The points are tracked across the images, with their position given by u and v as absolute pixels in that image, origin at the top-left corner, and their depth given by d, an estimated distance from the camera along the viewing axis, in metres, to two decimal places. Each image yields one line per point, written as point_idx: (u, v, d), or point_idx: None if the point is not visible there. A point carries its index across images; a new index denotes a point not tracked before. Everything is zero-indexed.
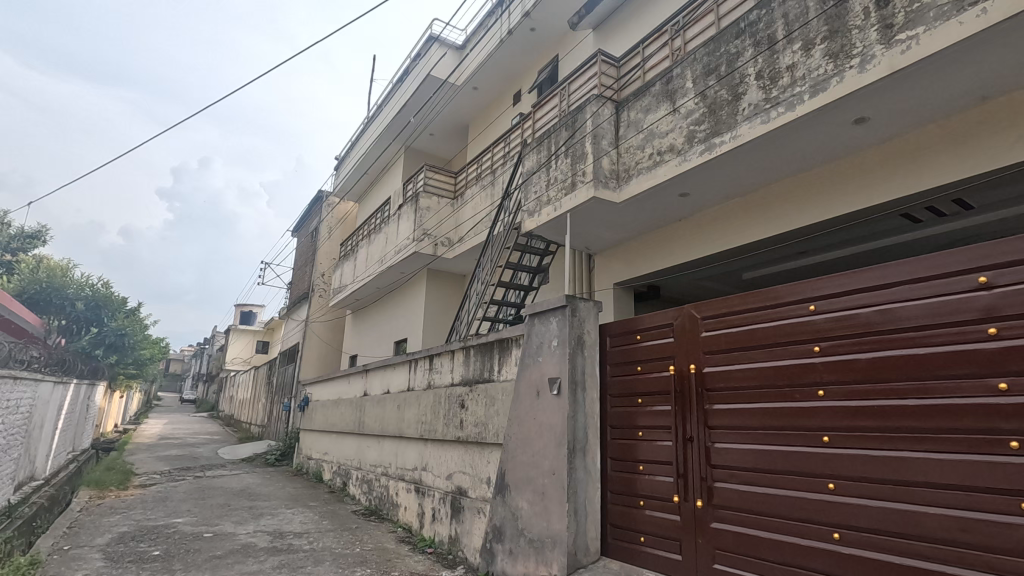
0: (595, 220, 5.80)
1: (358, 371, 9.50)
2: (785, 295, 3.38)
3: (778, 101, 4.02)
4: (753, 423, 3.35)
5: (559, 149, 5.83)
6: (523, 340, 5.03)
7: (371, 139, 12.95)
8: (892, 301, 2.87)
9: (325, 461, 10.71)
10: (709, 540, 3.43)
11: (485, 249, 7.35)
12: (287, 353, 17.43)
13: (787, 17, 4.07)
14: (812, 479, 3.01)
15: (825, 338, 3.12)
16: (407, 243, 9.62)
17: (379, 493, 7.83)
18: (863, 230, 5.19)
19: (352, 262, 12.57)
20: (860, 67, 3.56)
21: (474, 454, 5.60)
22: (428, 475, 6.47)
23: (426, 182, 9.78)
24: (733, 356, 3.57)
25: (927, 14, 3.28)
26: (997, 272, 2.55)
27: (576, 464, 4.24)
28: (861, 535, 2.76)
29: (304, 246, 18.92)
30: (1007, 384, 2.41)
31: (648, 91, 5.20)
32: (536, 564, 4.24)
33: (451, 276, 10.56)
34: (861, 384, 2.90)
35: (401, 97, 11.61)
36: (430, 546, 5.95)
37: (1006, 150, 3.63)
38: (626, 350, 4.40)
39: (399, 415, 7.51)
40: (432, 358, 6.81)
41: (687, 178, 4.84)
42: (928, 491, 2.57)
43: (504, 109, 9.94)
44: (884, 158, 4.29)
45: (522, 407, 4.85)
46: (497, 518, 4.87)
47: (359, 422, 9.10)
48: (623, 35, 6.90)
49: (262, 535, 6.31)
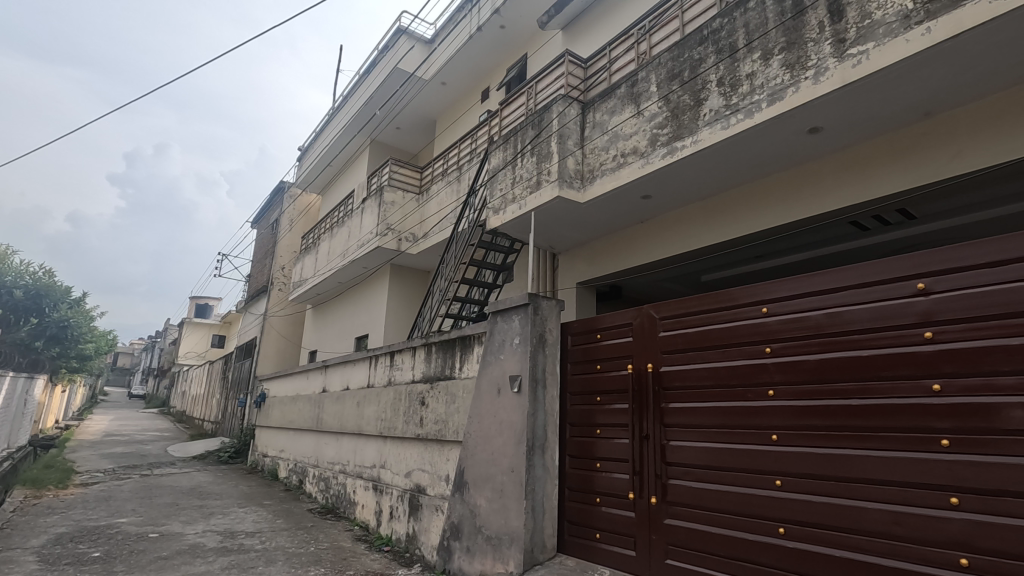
0: (559, 219, 5.83)
1: (317, 367, 9.29)
2: (740, 297, 3.47)
3: (737, 108, 4.12)
4: (706, 421, 3.44)
5: (525, 148, 5.84)
6: (485, 338, 5.01)
7: (336, 130, 12.69)
8: (840, 304, 2.98)
9: (281, 459, 10.47)
10: (662, 536, 3.50)
11: (449, 246, 7.30)
12: (242, 348, 16.95)
13: (747, 27, 4.18)
14: (760, 476, 3.11)
15: (777, 339, 3.22)
16: (370, 237, 9.47)
17: (335, 491, 7.69)
18: (816, 236, 5.38)
19: (313, 255, 12.30)
20: (814, 79, 3.69)
21: (433, 452, 5.56)
22: (387, 473, 6.39)
23: (391, 177, 9.65)
24: (690, 356, 3.65)
25: (877, 31, 3.43)
26: (934, 279, 2.68)
27: (534, 462, 4.26)
28: (804, 529, 2.87)
29: (264, 238, 18.40)
30: (941, 384, 2.54)
31: (614, 93, 5.26)
32: (492, 562, 4.25)
33: (415, 272, 10.45)
34: (809, 385, 3.01)
35: (368, 89, 11.43)
36: (387, 544, 5.88)
37: (947, 164, 3.84)
38: (587, 348, 4.45)
39: (359, 411, 7.40)
40: (394, 354, 6.72)
41: (650, 180, 4.91)
42: (868, 487, 2.69)
43: (472, 105, 9.90)
44: (837, 167, 4.45)
45: (483, 404, 4.85)
46: (455, 516, 4.84)
47: (317, 419, 8.91)
48: (592, 37, 6.96)
49: (211, 535, 6.10)
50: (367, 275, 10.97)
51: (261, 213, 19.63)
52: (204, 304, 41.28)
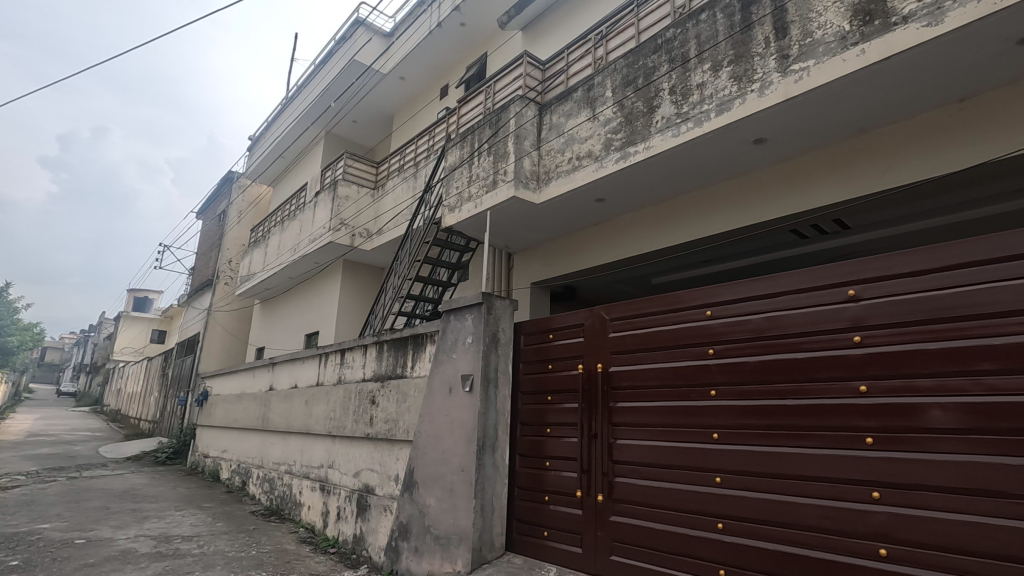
0: (514, 219, 5.85)
1: (264, 365, 9.00)
2: (686, 300, 3.59)
3: (687, 116, 4.24)
4: (653, 420, 3.54)
5: (482, 147, 5.82)
6: (438, 337, 4.97)
7: (288, 121, 12.32)
8: (778, 309, 3.13)
9: (223, 459, 10.08)
10: (608, 533, 3.58)
11: (403, 243, 7.21)
12: (184, 344, 16.22)
13: (699, 38, 4.31)
14: (701, 473, 3.22)
15: (720, 341, 3.34)
16: (323, 232, 9.24)
17: (280, 492, 7.47)
18: (759, 243, 5.61)
19: (262, 249, 11.89)
20: (760, 92, 3.84)
21: (382, 452, 5.48)
22: (335, 473, 6.25)
23: (346, 171, 9.45)
24: (638, 356, 3.75)
25: (817, 49, 3.60)
26: (863, 286, 2.83)
27: (485, 460, 4.27)
28: (741, 524, 2.99)
29: (209, 231, 17.67)
30: (868, 386, 2.69)
31: (570, 97, 5.32)
32: (440, 562, 4.23)
33: (368, 269, 10.28)
34: (748, 385, 3.13)
35: (323, 80, 11.16)
36: (334, 546, 5.75)
37: (879, 177, 4.08)
38: (539, 348, 4.49)
39: (306, 410, 7.21)
40: (344, 352, 6.58)
41: (603, 185, 5.01)
42: (800, 483, 2.82)
43: (431, 102, 9.80)
44: (779, 176, 4.65)
45: (434, 403, 4.81)
46: (404, 516, 4.79)
47: (263, 419, 8.63)
48: (551, 39, 7.01)
49: (144, 540, 5.81)
50: (319, 271, 10.71)
51: (207, 204, 18.85)
52: (144, 298, 39.28)
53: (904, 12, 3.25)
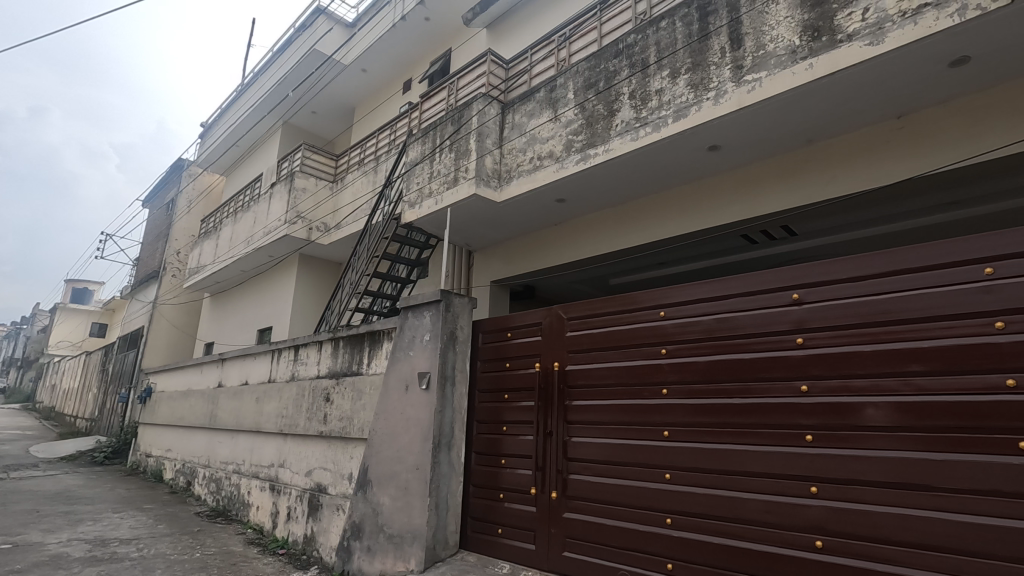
0: (475, 217, 5.84)
1: (213, 360, 8.68)
2: (641, 301, 3.67)
3: (646, 121, 4.34)
4: (607, 418, 3.60)
5: (443, 143, 5.79)
6: (395, 334, 4.91)
7: (243, 109, 11.91)
8: (728, 311, 3.24)
9: (167, 459, 9.68)
10: (561, 529, 3.63)
11: (362, 238, 7.09)
12: (127, 338, 15.47)
13: (658, 45, 4.41)
14: (651, 469, 3.31)
15: (672, 341, 3.44)
16: (278, 224, 8.98)
17: (228, 492, 7.23)
18: (712, 247, 5.79)
19: (213, 240, 11.46)
20: (715, 100, 3.96)
21: (336, 450, 5.37)
22: (286, 473, 6.09)
23: (303, 162, 9.21)
24: (594, 355, 3.81)
25: (769, 61, 3.74)
26: (806, 290, 2.96)
27: (440, 458, 4.25)
28: (688, 519, 3.08)
29: (156, 220, 16.93)
30: (808, 385, 2.82)
31: (533, 97, 5.35)
32: (393, 561, 4.19)
33: (325, 264, 10.05)
34: (698, 384, 3.24)
35: (281, 69, 10.85)
36: (283, 547, 5.61)
37: (823, 187, 4.28)
38: (498, 346, 4.50)
39: (257, 408, 7.00)
40: (298, 349, 6.42)
41: (563, 185, 5.06)
42: (745, 479, 2.93)
43: (393, 96, 9.66)
44: (732, 183, 4.80)
45: (390, 401, 4.75)
46: (357, 515, 4.71)
47: (210, 416, 8.32)
48: (516, 39, 7.02)
49: (77, 544, 5.52)
50: (273, 264, 10.40)
51: (154, 192, 18.03)
52: (84, 289, 37.28)
53: (849, 30, 3.41)
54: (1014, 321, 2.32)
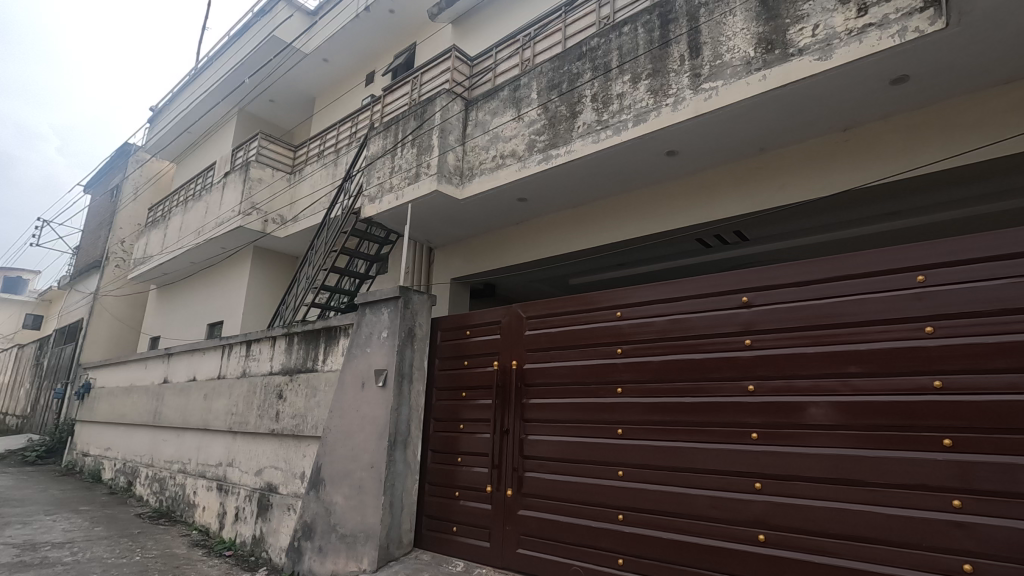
0: (437, 213, 5.80)
1: (158, 355, 8.32)
2: (598, 301, 3.73)
3: (607, 124, 4.40)
4: (563, 416, 3.65)
5: (405, 138, 5.72)
6: (352, 331, 4.83)
7: (196, 94, 11.44)
8: (681, 312, 3.33)
9: (106, 458, 9.22)
10: (516, 526, 3.66)
11: (320, 232, 6.92)
12: (64, 331, 14.65)
13: (621, 50, 4.48)
14: (605, 467, 3.37)
15: (627, 341, 3.51)
16: (231, 215, 8.68)
17: (172, 493, 6.95)
18: (669, 249, 5.93)
19: (161, 230, 10.97)
20: (673, 106, 4.05)
21: (288, 448, 5.24)
22: (234, 472, 5.90)
23: (260, 152, 8.92)
24: (551, 354, 3.85)
25: (725, 71, 3.86)
26: (755, 293, 3.08)
27: (395, 456, 4.20)
28: (639, 515, 3.16)
29: (99, 207, 16.07)
30: (755, 385, 2.93)
31: (496, 95, 5.35)
32: (345, 561, 4.13)
33: (281, 257, 9.78)
34: (651, 383, 3.31)
35: (237, 54, 10.48)
36: (230, 549, 5.43)
37: (774, 195, 4.45)
38: (456, 344, 4.49)
39: (205, 405, 6.74)
40: (250, 344, 6.23)
41: (525, 184, 5.08)
42: (694, 476, 3.01)
43: (355, 87, 9.47)
44: (689, 188, 4.93)
45: (345, 398, 4.67)
46: (309, 514, 4.61)
47: (154, 414, 7.98)
48: (481, 36, 7.00)
49: (4, 549, 5.20)
50: (226, 256, 10.05)
51: (96, 178, 17.12)
52: (18, 279, 35.10)
53: (800, 44, 3.56)
54: (943, 326, 2.48)
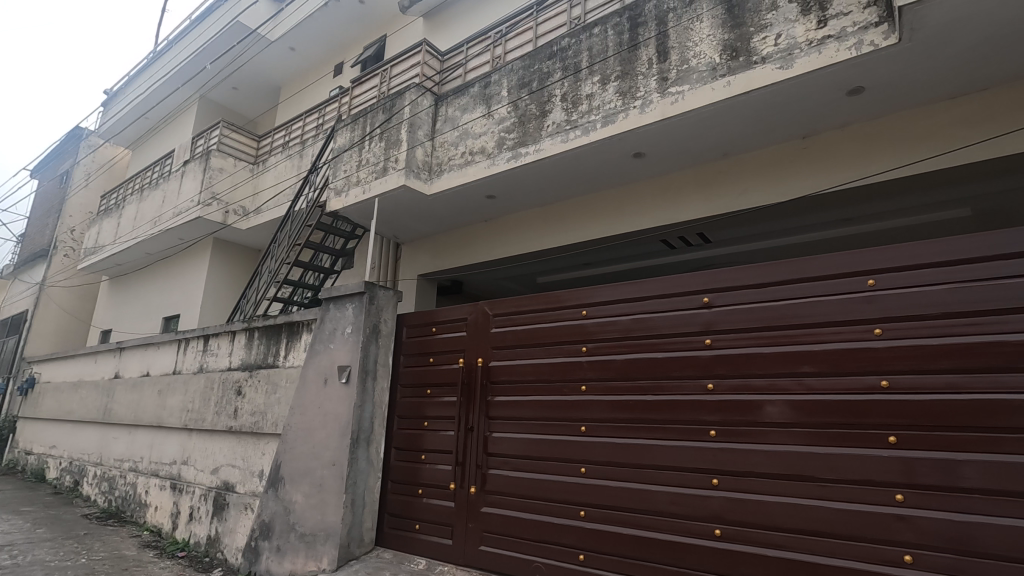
0: (404, 209, 5.74)
1: (109, 349, 7.99)
2: (564, 300, 3.75)
3: (576, 124, 4.43)
4: (527, 414, 3.67)
5: (374, 131, 5.63)
6: (315, 326, 4.74)
7: (155, 79, 11.01)
8: (644, 311, 3.38)
9: (51, 457, 8.79)
10: (478, 524, 3.66)
11: (283, 224, 6.76)
12: (6, 323, 13.88)
13: (591, 51, 4.52)
14: (568, 464, 3.40)
15: (592, 340, 3.54)
16: (190, 205, 8.39)
17: (122, 492, 6.69)
18: (635, 250, 6.02)
19: (114, 218, 10.52)
20: (641, 108, 4.11)
21: (246, 446, 5.11)
22: (189, 470, 5.72)
23: (221, 140, 8.65)
24: (517, 352, 3.86)
25: (691, 76, 3.94)
26: (716, 294, 3.15)
27: (357, 454, 4.14)
28: (601, 511, 3.20)
29: (47, 193, 15.28)
30: (714, 384, 3.01)
31: (467, 91, 5.33)
32: (304, 560, 4.06)
33: (242, 250, 9.51)
34: (614, 382, 3.36)
35: (199, 39, 10.13)
36: (183, 550, 5.26)
37: (735, 199, 4.56)
38: (422, 341, 4.45)
39: (159, 401, 6.50)
40: (208, 338, 6.04)
41: (493, 182, 5.08)
42: (655, 472, 3.07)
43: (323, 77, 9.27)
44: (655, 190, 5.01)
45: (306, 395, 4.58)
46: (267, 514, 4.51)
47: (104, 410, 7.66)
48: (452, 31, 6.95)
49: None
50: (184, 247, 9.71)
51: (44, 162, 16.29)
52: None
53: (763, 53, 3.66)
54: (891, 328, 2.58)
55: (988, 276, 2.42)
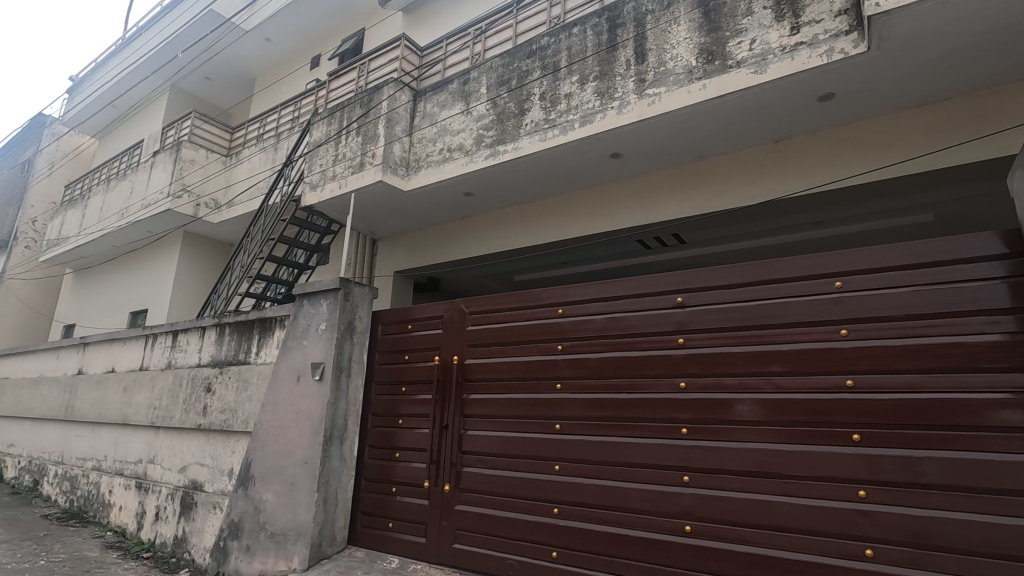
0: (380, 205, 5.68)
1: (72, 344, 7.74)
2: (540, 298, 3.76)
3: (555, 123, 4.44)
4: (503, 412, 3.67)
5: (351, 125, 5.56)
6: (288, 322, 4.66)
7: (124, 66, 10.68)
8: (619, 311, 3.42)
9: (9, 456, 8.47)
10: (452, 521, 3.65)
11: (256, 218, 6.63)
12: None
13: (570, 50, 4.53)
14: (542, 461, 3.42)
15: (567, 338, 3.56)
16: (159, 197, 8.17)
17: (84, 492, 6.49)
18: (611, 250, 6.07)
19: (79, 209, 10.18)
20: (619, 109, 4.14)
21: (215, 444, 5.01)
22: (155, 469, 5.57)
23: (193, 131, 8.44)
24: (493, 350, 3.86)
25: (668, 78, 3.98)
26: (690, 294, 3.19)
27: (330, 452, 4.09)
28: (574, 508, 3.22)
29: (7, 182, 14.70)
30: (686, 382, 3.05)
31: (445, 88, 5.30)
32: (274, 560, 4.00)
33: (213, 244, 9.30)
34: (589, 380, 3.39)
35: (171, 26, 9.87)
36: (149, 551, 5.14)
37: (710, 201, 4.63)
38: (397, 338, 4.42)
39: (125, 398, 6.32)
40: (176, 334, 5.90)
41: (471, 179, 5.06)
42: (628, 470, 3.10)
43: (299, 69, 9.11)
44: (631, 190, 5.06)
45: (278, 392, 4.50)
46: (236, 513, 4.42)
47: (66, 407, 7.41)
48: (432, 27, 6.90)
49: None
50: (152, 240, 9.45)
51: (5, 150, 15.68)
52: None
53: (738, 57, 3.72)
54: (856, 329, 2.66)
55: (949, 279, 2.51)
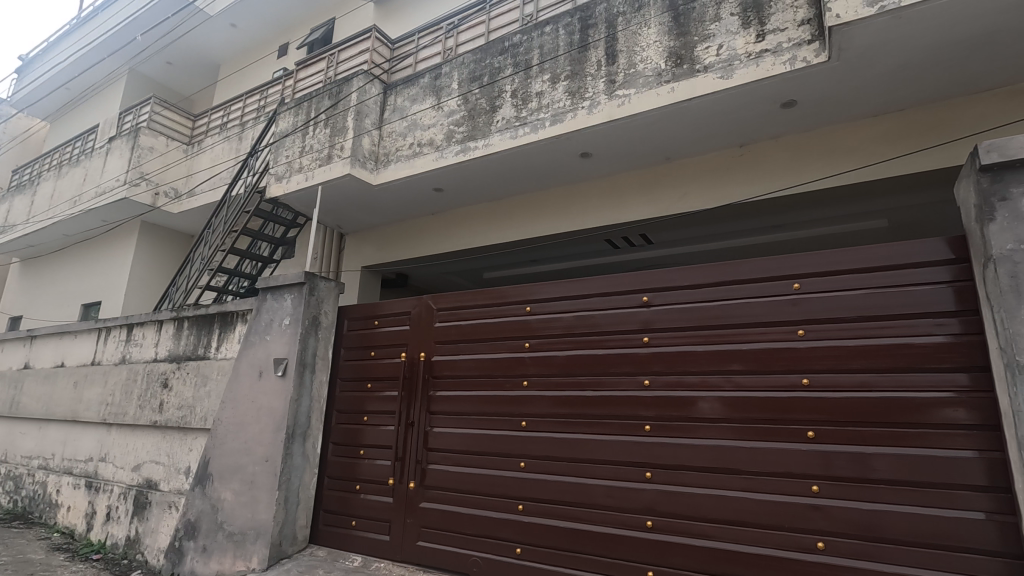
0: (348, 198, 5.58)
1: (18, 337, 7.37)
2: (509, 296, 3.76)
3: (525, 121, 4.45)
4: (469, 409, 3.66)
5: (318, 116, 5.45)
6: (250, 317, 4.54)
7: (78, 46, 10.20)
8: (586, 309, 3.45)
9: None
10: (417, 519, 3.63)
11: (218, 209, 6.43)
12: None
13: (541, 49, 4.54)
14: (508, 458, 3.43)
15: (535, 336, 3.57)
16: (115, 185, 7.84)
17: (30, 492, 6.20)
18: (580, 249, 6.13)
19: (28, 195, 9.70)
20: (589, 109, 4.17)
21: (171, 441, 4.85)
22: (107, 468, 5.36)
23: (152, 117, 8.13)
24: (460, 346, 3.85)
25: (638, 80, 4.03)
26: (655, 293, 3.25)
27: (292, 450, 4.01)
28: (538, 504, 3.24)
29: None
30: (651, 380, 3.10)
31: (416, 82, 5.24)
32: (232, 560, 3.90)
33: (173, 235, 9.00)
34: (556, 377, 3.41)
35: (130, 7, 9.47)
36: (98, 552, 4.94)
37: (677, 202, 4.70)
38: (364, 333, 4.36)
39: (75, 394, 6.06)
40: (131, 328, 5.68)
41: (441, 175, 5.02)
42: (592, 466, 3.14)
43: (266, 57, 8.87)
44: (600, 190, 5.11)
45: (239, 388, 4.39)
46: (193, 512, 4.29)
47: (11, 403, 7.06)
48: (403, 19, 6.81)
49: None
50: (107, 230, 9.08)
51: None
52: None
53: (705, 62, 3.79)
54: (813, 330, 2.75)
55: (900, 282, 2.61)
